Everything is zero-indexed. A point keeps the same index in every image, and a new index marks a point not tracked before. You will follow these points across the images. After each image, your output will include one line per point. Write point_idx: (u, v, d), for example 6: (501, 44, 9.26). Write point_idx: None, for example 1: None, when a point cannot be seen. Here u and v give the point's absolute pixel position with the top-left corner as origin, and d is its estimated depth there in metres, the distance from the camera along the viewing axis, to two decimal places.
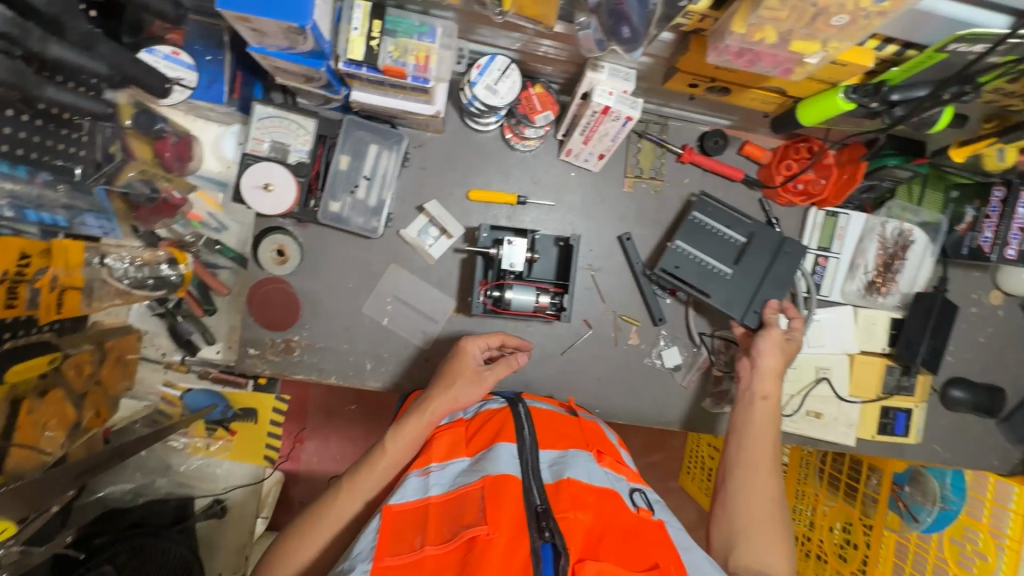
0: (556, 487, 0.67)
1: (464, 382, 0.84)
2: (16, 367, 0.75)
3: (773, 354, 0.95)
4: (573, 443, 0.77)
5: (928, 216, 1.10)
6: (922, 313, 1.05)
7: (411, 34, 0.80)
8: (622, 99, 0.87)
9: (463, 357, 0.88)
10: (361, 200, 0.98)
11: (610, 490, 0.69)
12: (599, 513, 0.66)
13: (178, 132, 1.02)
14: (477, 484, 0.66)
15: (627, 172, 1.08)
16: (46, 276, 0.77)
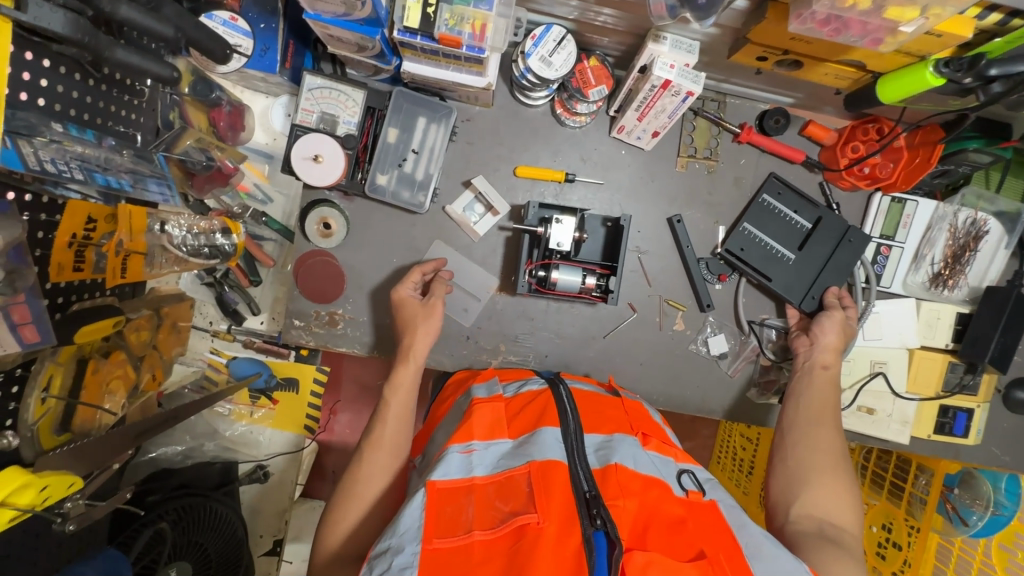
0: (603, 473, 0.66)
1: (420, 317, 0.93)
2: (83, 328, 0.78)
3: (836, 332, 0.96)
4: (619, 428, 0.76)
5: (1005, 205, 1.02)
6: (993, 308, 0.98)
7: (468, 1, 0.75)
8: (684, 73, 0.83)
9: (402, 305, 0.95)
10: (408, 174, 0.97)
11: (657, 479, 0.67)
12: (647, 500, 0.64)
13: (232, 102, 1.04)
14: (523, 469, 0.65)
15: (680, 151, 1.04)
16: (111, 240, 0.80)
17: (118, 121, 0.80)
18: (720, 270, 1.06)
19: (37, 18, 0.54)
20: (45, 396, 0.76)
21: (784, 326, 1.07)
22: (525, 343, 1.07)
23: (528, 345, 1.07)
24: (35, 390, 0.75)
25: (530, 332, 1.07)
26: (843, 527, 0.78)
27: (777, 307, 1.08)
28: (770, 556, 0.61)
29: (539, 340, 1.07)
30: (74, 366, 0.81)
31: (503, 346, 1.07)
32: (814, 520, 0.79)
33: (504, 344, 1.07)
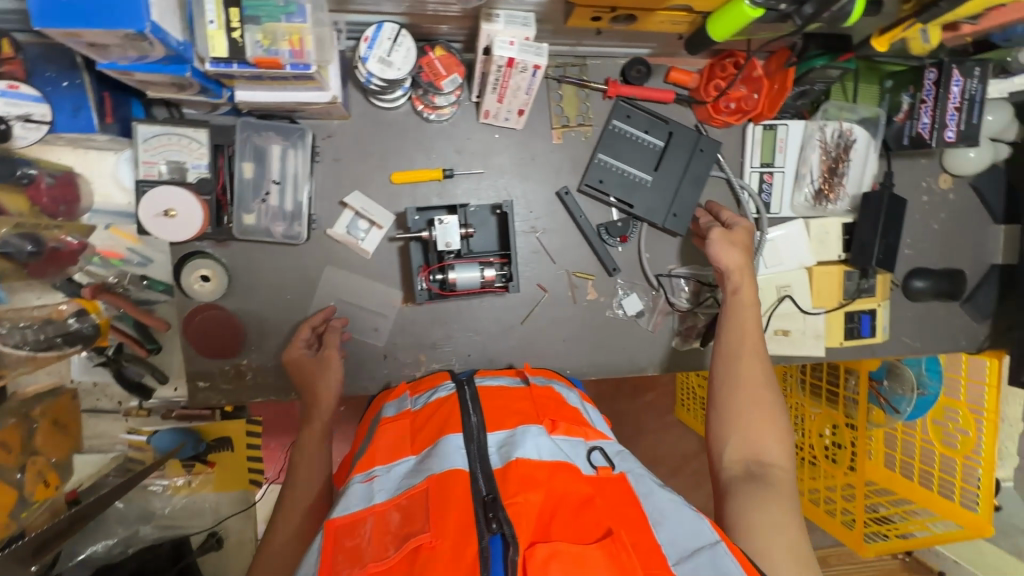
0: (504, 471, 0.67)
1: (314, 371, 0.92)
2: None
3: (731, 250, 0.96)
4: (523, 419, 0.77)
5: (866, 111, 1.06)
6: (872, 213, 1.03)
7: (279, 17, 0.71)
8: (525, 48, 0.81)
9: (299, 364, 0.93)
10: (276, 207, 0.92)
11: (561, 462, 0.68)
12: (553, 488, 0.65)
13: (52, 171, 0.93)
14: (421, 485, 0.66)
15: (553, 123, 1.02)
16: None
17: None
18: (619, 232, 1.06)
19: None
20: None
21: (689, 271, 1.10)
22: (445, 347, 1.05)
23: (448, 349, 1.05)
24: None
25: (447, 336, 1.05)
26: (772, 462, 0.80)
27: (681, 255, 1.10)
28: (672, 521, 0.65)
29: (458, 342, 1.05)
30: None
31: (424, 356, 1.05)
32: (741, 461, 0.81)
33: (424, 353, 1.05)
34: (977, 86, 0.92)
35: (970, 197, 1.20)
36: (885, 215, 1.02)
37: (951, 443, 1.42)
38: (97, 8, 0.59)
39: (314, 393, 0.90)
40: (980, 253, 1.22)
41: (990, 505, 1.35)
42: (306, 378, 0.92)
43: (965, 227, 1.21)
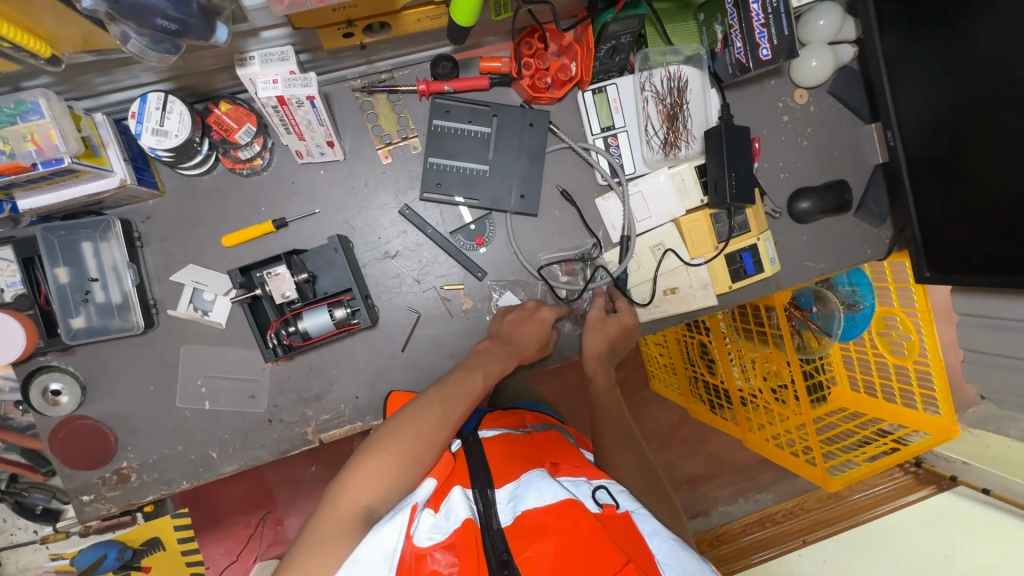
0: (514, 525, 0.70)
1: (503, 344, 0.97)
2: None
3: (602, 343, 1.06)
4: (530, 464, 0.82)
5: (689, 49, 1.02)
6: (716, 148, 0.99)
7: (14, 119, 0.69)
8: (291, 82, 0.77)
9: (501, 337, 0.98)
10: (104, 302, 0.90)
11: (567, 501, 0.70)
12: (560, 533, 0.67)
13: None
14: (450, 536, 0.68)
15: (376, 143, 0.99)
16: None
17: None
18: (475, 234, 1.04)
19: None
20: None
21: (562, 254, 1.06)
22: (330, 395, 1.00)
23: (335, 396, 1.00)
24: None
25: (329, 382, 1.00)
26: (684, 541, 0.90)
27: (550, 239, 1.06)
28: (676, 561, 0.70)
29: (342, 387, 1.01)
30: None
31: (310, 409, 1.00)
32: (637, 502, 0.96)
33: (309, 407, 1.00)
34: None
35: (832, 106, 1.16)
36: (726, 151, 0.97)
37: (900, 349, 1.36)
38: None
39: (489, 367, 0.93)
40: (859, 157, 1.18)
41: (951, 403, 1.26)
42: (493, 353, 0.95)
43: (836, 136, 1.17)
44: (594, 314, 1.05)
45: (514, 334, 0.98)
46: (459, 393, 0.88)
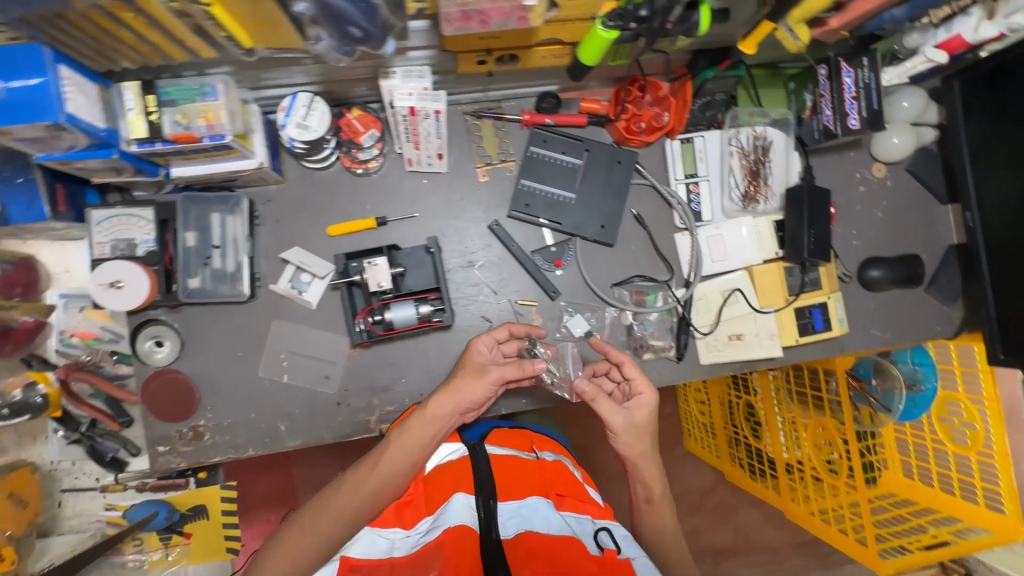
0: (513, 545, 0.81)
1: (478, 377, 0.95)
2: None
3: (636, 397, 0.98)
4: (533, 490, 0.91)
5: (777, 113, 1.09)
6: (796, 205, 1.04)
7: (195, 98, 0.80)
8: (424, 96, 0.87)
9: (472, 355, 0.98)
10: (219, 269, 0.99)
11: (566, 535, 0.83)
12: (558, 559, 0.78)
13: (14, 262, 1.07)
14: (440, 538, 0.82)
15: (477, 162, 1.09)
16: None
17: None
18: (554, 256, 1.10)
19: None
20: None
21: (633, 285, 1.11)
22: (396, 388, 1.05)
23: (400, 389, 1.05)
24: None
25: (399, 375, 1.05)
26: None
27: (624, 270, 1.11)
28: None
29: (408, 382, 1.05)
30: None
31: (376, 398, 1.05)
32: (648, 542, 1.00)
33: (375, 397, 1.05)
34: (869, 74, 0.94)
35: (908, 182, 1.20)
36: (806, 208, 1.02)
37: (962, 438, 1.31)
38: (21, 107, 0.67)
39: (462, 385, 0.94)
40: (932, 235, 1.20)
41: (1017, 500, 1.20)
42: (471, 383, 0.94)
43: (910, 212, 1.20)
44: (616, 418, 0.96)
45: (494, 376, 0.95)
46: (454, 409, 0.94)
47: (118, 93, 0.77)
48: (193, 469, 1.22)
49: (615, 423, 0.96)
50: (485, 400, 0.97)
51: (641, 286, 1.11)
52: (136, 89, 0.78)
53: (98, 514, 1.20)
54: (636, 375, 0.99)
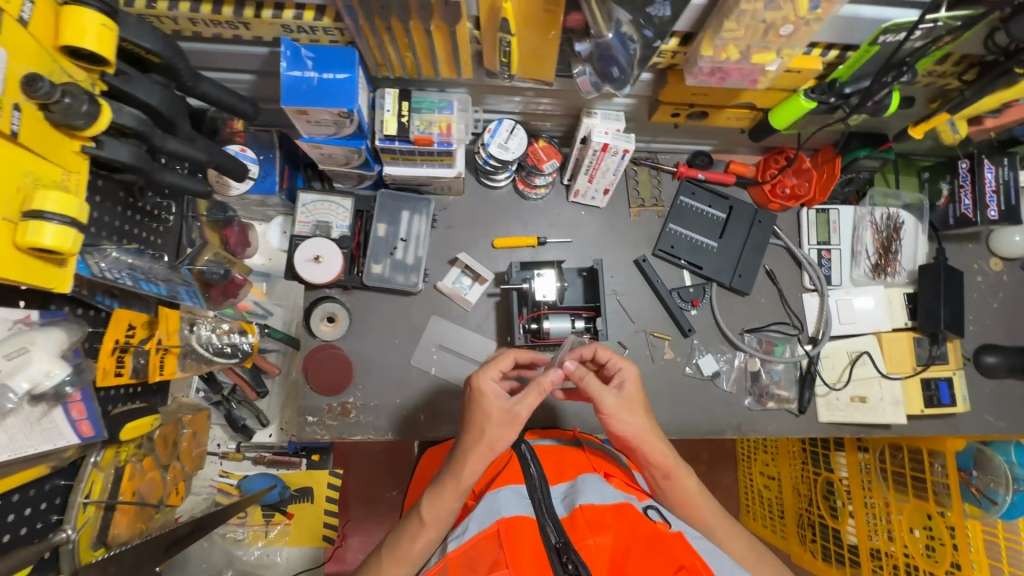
0: (571, 520, 0.61)
1: (506, 427, 0.68)
2: (130, 424, 0.69)
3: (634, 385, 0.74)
4: (581, 469, 0.71)
5: (910, 197, 1.19)
6: (931, 282, 1.12)
7: (433, 109, 0.93)
8: (617, 136, 0.98)
9: (481, 399, 0.70)
10: (400, 260, 1.09)
11: (625, 503, 0.63)
12: (621, 526, 0.60)
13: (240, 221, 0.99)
14: (491, 527, 0.59)
15: (631, 203, 1.19)
16: (151, 341, 0.70)
17: (144, 219, 0.71)
18: (692, 296, 1.17)
19: (110, 152, 0.55)
20: (85, 505, 0.64)
21: (764, 334, 1.18)
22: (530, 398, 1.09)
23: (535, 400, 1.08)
24: (75, 497, 0.63)
25: None
26: None
27: (754, 318, 1.18)
28: None
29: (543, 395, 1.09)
30: (114, 471, 0.69)
31: None
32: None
33: None
34: (1009, 173, 1.06)
35: None
36: (943, 285, 1.09)
37: None
38: (328, 93, 0.80)
39: (483, 439, 0.68)
40: None
41: None
42: (501, 433, 0.68)
43: None
44: (606, 396, 0.72)
45: (524, 416, 0.69)
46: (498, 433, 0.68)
47: (381, 96, 0.89)
48: (307, 449, 1.28)
49: (606, 403, 0.71)
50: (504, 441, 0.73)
51: (766, 336, 1.18)
52: (394, 95, 0.91)
53: (211, 479, 1.21)
54: (611, 351, 0.78)
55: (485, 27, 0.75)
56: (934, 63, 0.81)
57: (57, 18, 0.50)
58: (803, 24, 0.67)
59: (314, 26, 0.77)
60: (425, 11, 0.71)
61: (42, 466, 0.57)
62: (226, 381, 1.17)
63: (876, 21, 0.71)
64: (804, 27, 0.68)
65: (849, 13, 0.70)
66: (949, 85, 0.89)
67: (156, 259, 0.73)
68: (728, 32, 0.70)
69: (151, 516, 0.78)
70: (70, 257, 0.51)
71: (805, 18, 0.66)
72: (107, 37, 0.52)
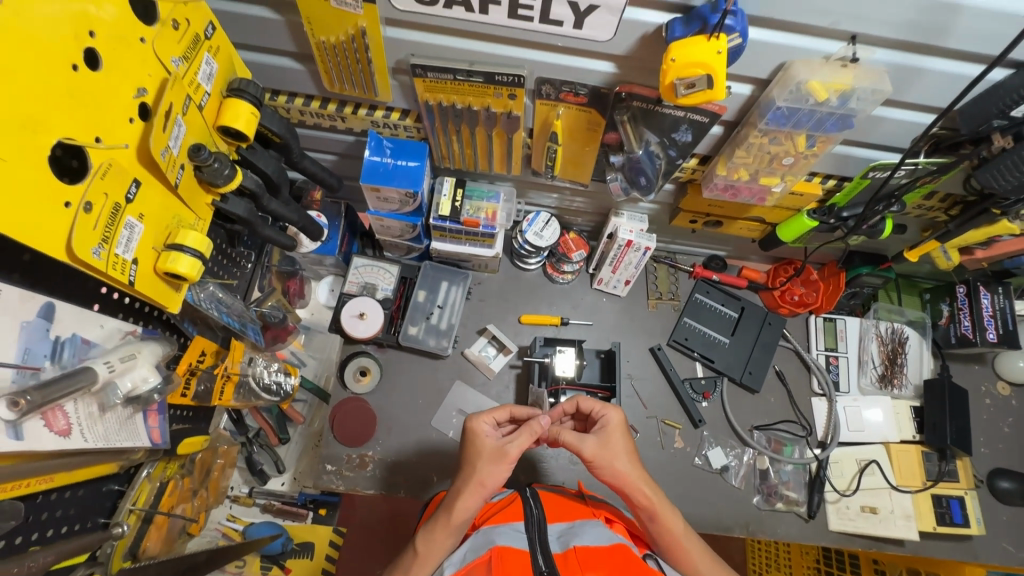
0: (563, 557, 0.63)
1: (494, 462, 0.73)
2: (187, 439, 0.78)
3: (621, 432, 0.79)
4: (582, 514, 0.73)
5: (913, 314, 1.27)
6: (936, 398, 1.16)
7: (482, 198, 1.07)
8: (641, 235, 1.10)
9: (475, 439, 0.76)
10: (434, 324, 1.19)
11: (620, 545, 0.64)
12: (615, 564, 0.61)
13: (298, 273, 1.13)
14: (484, 555, 0.64)
15: (649, 295, 1.28)
16: (221, 365, 0.81)
17: (227, 262, 0.80)
18: (703, 388, 1.22)
19: (231, 206, 0.68)
20: (131, 511, 0.69)
21: (772, 433, 1.21)
22: (542, 471, 1.10)
23: (547, 474, 1.10)
24: (125, 503, 0.68)
25: (547, 462, 1.10)
26: None
27: (763, 416, 1.22)
28: None
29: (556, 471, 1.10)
30: (158, 484, 0.75)
31: (523, 476, 1.09)
32: None
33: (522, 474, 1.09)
34: (1004, 301, 1.15)
35: None
36: (948, 399, 1.15)
37: None
38: (399, 176, 0.94)
39: (475, 475, 0.72)
40: None
41: None
42: (489, 468, 0.72)
43: None
44: (587, 444, 0.76)
45: (513, 455, 0.73)
46: (486, 468, 0.72)
47: (439, 184, 1.05)
48: (315, 502, 1.28)
49: (586, 450, 0.76)
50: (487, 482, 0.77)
51: (774, 436, 1.21)
52: (451, 183, 1.06)
53: (216, 523, 1.14)
54: (594, 399, 0.84)
55: (537, 136, 0.91)
56: (920, 198, 0.93)
57: (220, 106, 0.66)
58: (803, 157, 0.80)
59: (398, 124, 0.93)
60: (490, 121, 0.87)
61: (114, 464, 0.62)
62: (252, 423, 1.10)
63: (865, 160, 0.85)
64: (803, 160, 0.81)
65: (842, 151, 0.84)
66: (937, 217, 1.01)
67: (235, 296, 0.84)
68: (739, 158, 0.84)
69: (175, 539, 0.82)
70: (187, 284, 0.62)
71: (804, 152, 0.79)
72: (253, 122, 0.67)
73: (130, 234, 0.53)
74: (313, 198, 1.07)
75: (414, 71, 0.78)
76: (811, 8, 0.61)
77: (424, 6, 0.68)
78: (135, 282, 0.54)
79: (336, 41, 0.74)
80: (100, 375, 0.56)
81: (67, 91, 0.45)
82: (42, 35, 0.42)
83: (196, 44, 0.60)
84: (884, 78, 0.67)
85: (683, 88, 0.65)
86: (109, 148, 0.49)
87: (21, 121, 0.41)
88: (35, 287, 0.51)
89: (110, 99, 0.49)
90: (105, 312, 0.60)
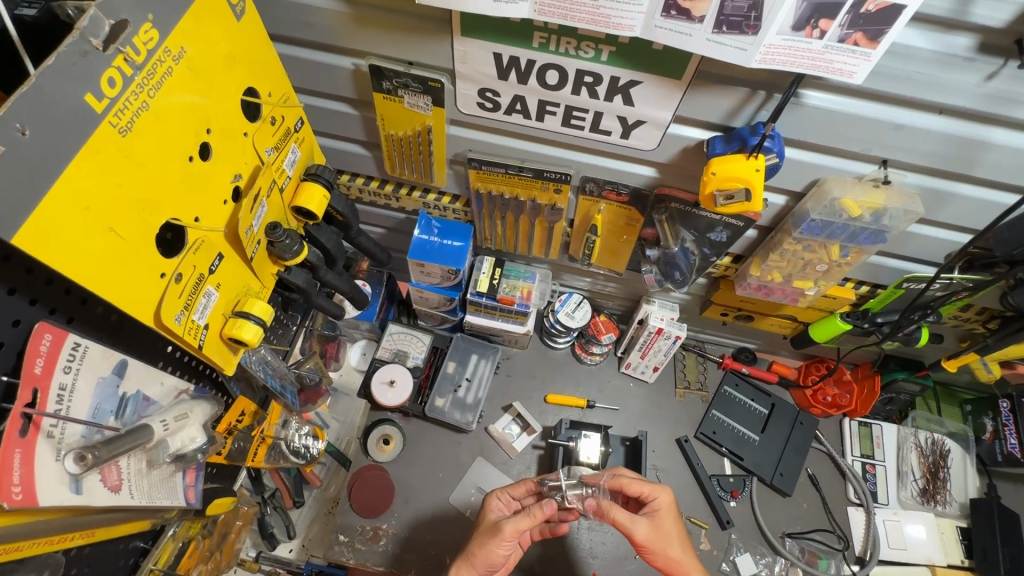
0: None
1: (492, 536, 0.81)
2: (218, 499, 0.78)
3: (673, 516, 0.83)
4: None
5: (954, 426, 1.23)
6: (984, 520, 1.11)
7: (518, 277, 1.11)
8: (671, 323, 1.12)
9: (484, 515, 0.87)
10: (461, 397, 1.20)
11: None
12: None
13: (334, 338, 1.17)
14: None
15: (677, 383, 1.27)
16: (259, 425, 0.83)
17: (277, 325, 0.85)
18: (731, 486, 1.17)
19: (292, 277, 0.73)
20: (152, 571, 0.69)
21: (806, 542, 1.13)
22: (561, 562, 1.06)
23: (565, 565, 1.06)
24: (147, 562, 0.68)
25: (567, 554, 1.07)
26: None
27: (795, 522, 1.16)
28: None
29: (575, 564, 1.06)
30: (179, 545, 0.74)
31: (539, 567, 1.05)
32: None
33: (538, 563, 1.06)
34: None
35: None
36: (998, 525, 1.08)
37: None
38: (440, 253, 0.98)
39: (476, 552, 0.81)
40: None
41: None
42: (487, 543, 0.81)
43: None
44: (641, 529, 0.80)
45: (508, 532, 0.79)
46: (489, 546, 0.80)
47: (478, 262, 1.10)
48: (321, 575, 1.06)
49: (637, 534, 0.80)
50: (503, 562, 0.82)
51: (808, 546, 1.13)
52: (490, 262, 1.11)
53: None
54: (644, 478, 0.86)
55: (577, 227, 0.96)
56: (956, 309, 0.93)
57: (297, 188, 0.73)
58: (836, 265, 0.83)
59: (448, 206, 1.00)
60: (535, 211, 0.93)
61: (148, 522, 0.64)
62: (268, 483, 1.07)
63: (900, 271, 0.87)
64: (837, 267, 0.84)
65: (876, 261, 0.86)
66: (975, 329, 1.00)
67: (278, 357, 0.88)
68: (773, 262, 0.88)
69: None
70: (244, 347, 0.65)
71: (839, 261, 0.82)
72: (324, 203, 0.73)
73: (206, 301, 0.58)
74: (359, 267, 1.13)
75: (470, 164, 0.85)
76: (843, 136, 0.65)
77: (487, 111, 0.76)
78: (202, 346, 0.58)
79: (404, 134, 0.82)
80: (156, 433, 0.58)
81: (181, 179, 0.51)
82: (172, 134, 0.49)
83: (286, 137, 0.69)
84: (916, 200, 0.70)
85: (722, 199, 0.69)
86: (204, 228, 0.55)
87: (139, 204, 0.46)
88: (114, 346, 0.56)
89: (211, 184, 0.56)
90: (165, 369, 0.64)
